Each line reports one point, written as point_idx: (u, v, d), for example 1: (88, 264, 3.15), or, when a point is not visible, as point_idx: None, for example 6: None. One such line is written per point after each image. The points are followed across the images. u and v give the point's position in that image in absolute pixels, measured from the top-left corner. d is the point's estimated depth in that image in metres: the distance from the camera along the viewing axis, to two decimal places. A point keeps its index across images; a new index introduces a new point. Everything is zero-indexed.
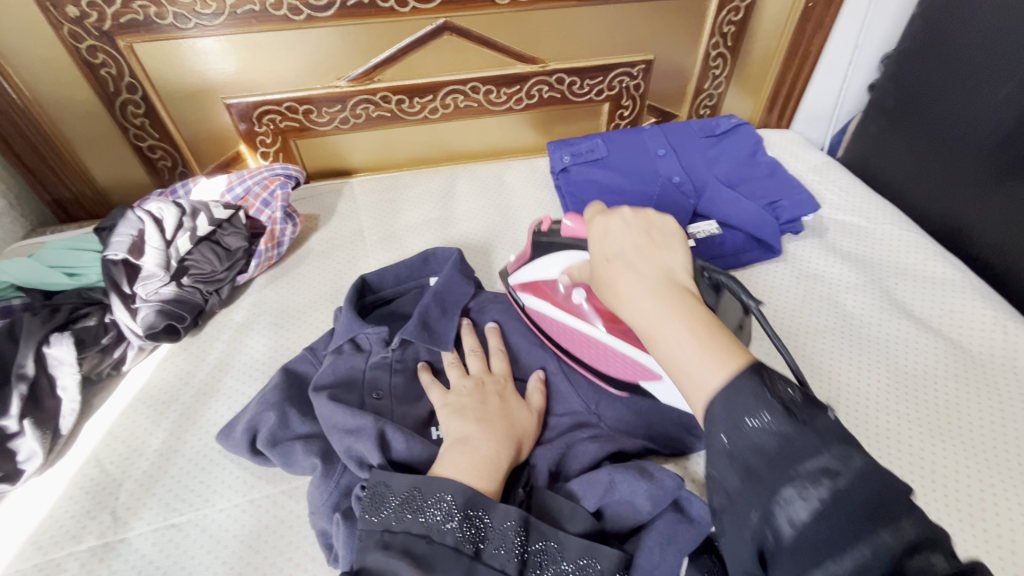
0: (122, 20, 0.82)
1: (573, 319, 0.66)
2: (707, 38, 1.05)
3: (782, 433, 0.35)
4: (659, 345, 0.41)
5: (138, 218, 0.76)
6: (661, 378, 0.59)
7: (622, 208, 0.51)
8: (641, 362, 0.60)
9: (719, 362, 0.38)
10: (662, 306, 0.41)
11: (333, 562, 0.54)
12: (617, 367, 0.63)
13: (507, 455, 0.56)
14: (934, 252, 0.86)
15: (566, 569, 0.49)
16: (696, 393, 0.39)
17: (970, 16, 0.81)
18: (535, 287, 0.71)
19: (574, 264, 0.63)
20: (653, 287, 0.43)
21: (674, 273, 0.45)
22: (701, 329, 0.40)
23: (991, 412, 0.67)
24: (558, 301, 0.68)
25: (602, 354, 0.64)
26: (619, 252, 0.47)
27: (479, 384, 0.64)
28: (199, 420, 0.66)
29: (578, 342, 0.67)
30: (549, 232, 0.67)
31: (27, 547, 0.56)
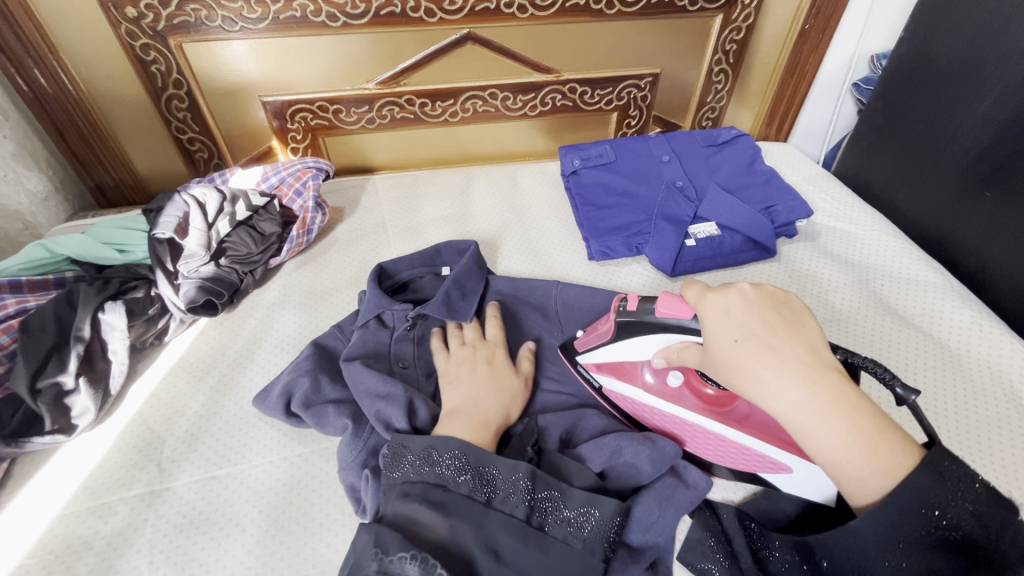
0: (175, 21, 0.89)
1: (670, 405, 0.64)
2: (711, 54, 1.12)
3: (949, 548, 0.41)
4: (812, 435, 0.45)
5: (183, 202, 0.83)
6: (790, 470, 0.56)
7: (738, 284, 0.53)
8: (764, 454, 0.58)
9: (880, 462, 0.44)
10: (814, 400, 0.45)
11: (360, 512, 0.59)
12: (734, 458, 0.61)
13: (495, 418, 0.63)
14: (918, 257, 0.92)
15: (569, 515, 0.54)
16: (859, 491, 0.44)
17: (955, 39, 0.88)
18: (615, 369, 0.68)
19: (674, 347, 0.60)
20: (795, 373, 0.46)
21: (819, 355, 0.48)
22: (866, 432, 0.44)
23: (964, 401, 0.73)
24: (652, 388, 0.66)
25: (712, 443, 0.62)
26: (745, 337, 0.49)
27: (472, 351, 0.71)
28: (236, 387, 0.72)
29: (679, 428, 0.64)
30: (638, 311, 0.63)
31: (81, 492, 0.61)
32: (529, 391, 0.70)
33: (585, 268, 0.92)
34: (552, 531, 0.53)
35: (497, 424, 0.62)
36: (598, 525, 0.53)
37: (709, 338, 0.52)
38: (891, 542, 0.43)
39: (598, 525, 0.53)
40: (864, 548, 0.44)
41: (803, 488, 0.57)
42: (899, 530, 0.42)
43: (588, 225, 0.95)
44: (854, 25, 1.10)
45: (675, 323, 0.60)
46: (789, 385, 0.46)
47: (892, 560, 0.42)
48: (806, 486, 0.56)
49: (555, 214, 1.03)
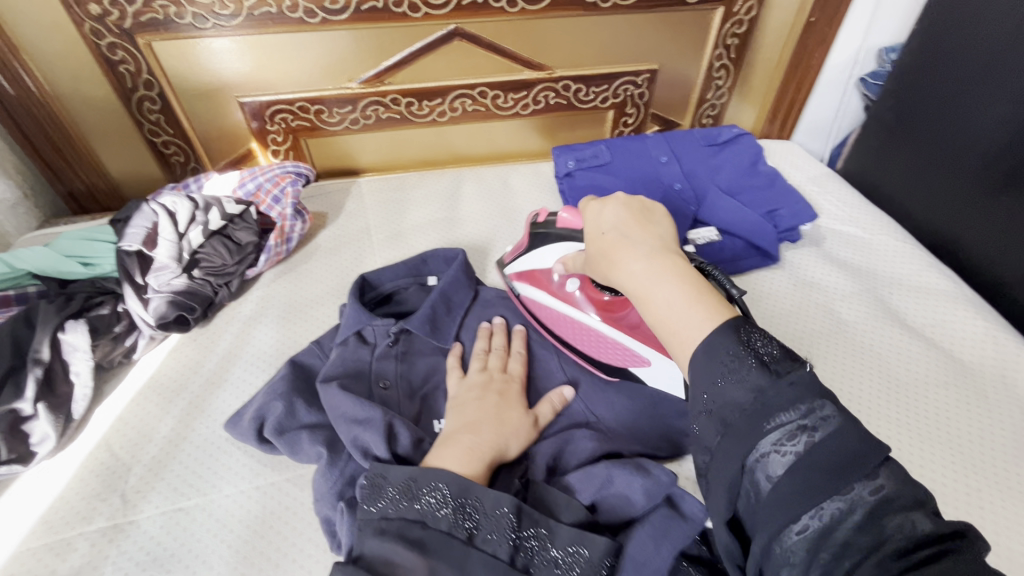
0: (143, 19, 0.84)
1: (568, 307, 0.74)
2: (711, 50, 1.07)
3: (755, 387, 0.38)
4: (651, 304, 0.45)
5: (152, 211, 0.78)
6: (648, 362, 0.67)
7: (617, 194, 0.55)
8: (631, 346, 0.68)
9: (708, 315, 0.42)
10: (655, 268, 0.46)
11: (336, 548, 0.55)
12: (608, 354, 0.70)
13: (490, 447, 0.57)
14: (929, 263, 0.88)
15: (555, 556, 0.50)
16: (683, 342, 0.42)
17: (970, 34, 0.83)
18: (531, 277, 0.78)
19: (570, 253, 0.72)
20: (644, 253, 0.47)
21: (665, 241, 0.49)
22: (689, 292, 0.44)
23: (979, 419, 0.69)
24: (555, 290, 0.75)
25: (596, 341, 0.71)
26: (613, 230, 0.51)
27: (487, 381, 0.66)
28: (207, 409, 0.68)
29: (573, 328, 0.73)
30: (547, 224, 0.76)
31: (39, 526, 0.57)
32: (538, 434, 0.63)
33: None
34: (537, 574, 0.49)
35: (491, 453, 0.57)
36: (587, 567, 0.50)
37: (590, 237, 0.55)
38: (710, 387, 0.39)
39: (587, 566, 0.50)
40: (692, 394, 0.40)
41: (663, 384, 0.67)
42: (710, 373, 0.39)
43: None
44: (860, 17, 1.05)
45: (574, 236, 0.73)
46: (636, 260, 0.47)
47: (710, 398, 0.39)
48: (661, 379, 0.66)
49: None
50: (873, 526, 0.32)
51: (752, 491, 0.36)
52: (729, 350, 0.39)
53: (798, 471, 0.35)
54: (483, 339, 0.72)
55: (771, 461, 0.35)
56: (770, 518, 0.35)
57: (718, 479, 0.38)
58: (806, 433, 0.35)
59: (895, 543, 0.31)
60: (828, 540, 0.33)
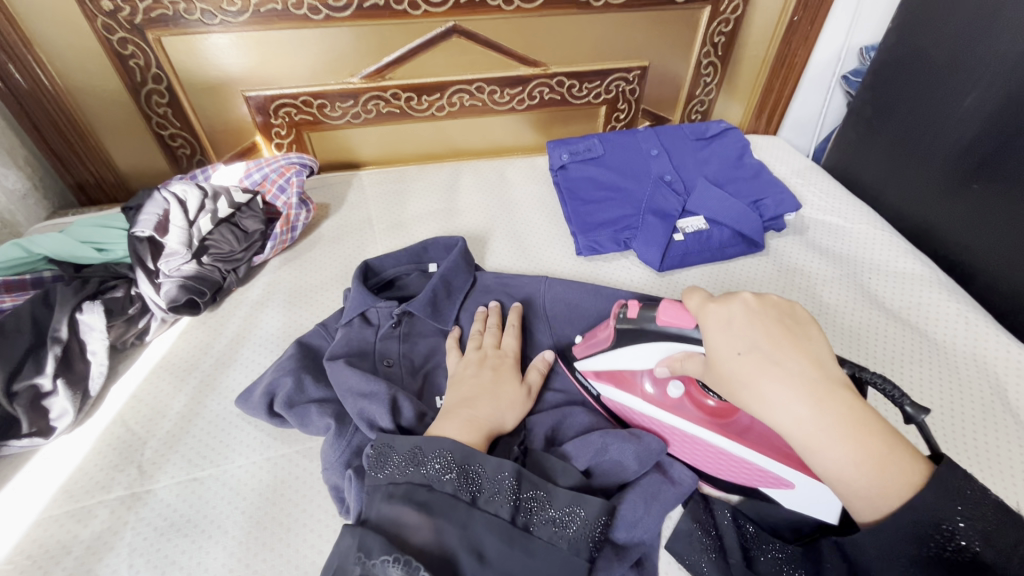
0: (153, 14, 0.87)
1: (668, 415, 0.63)
2: (699, 47, 1.11)
3: (919, 560, 0.40)
4: (819, 455, 0.42)
5: (163, 199, 0.82)
6: (792, 486, 0.55)
7: (738, 292, 0.49)
8: (765, 467, 0.56)
9: (882, 478, 0.41)
10: (825, 418, 0.42)
11: (344, 513, 0.58)
12: (726, 470, 0.60)
13: (490, 420, 0.61)
14: (906, 249, 0.92)
15: (553, 515, 0.53)
16: (864, 509, 0.42)
17: (944, 31, 0.87)
18: (615, 378, 0.66)
19: (676, 355, 0.57)
20: (802, 389, 0.43)
21: (828, 369, 0.44)
22: (875, 446, 0.41)
23: (950, 393, 0.73)
24: (651, 398, 0.64)
25: (708, 454, 0.61)
26: (752, 349, 0.45)
27: (482, 357, 0.69)
28: (219, 386, 0.71)
29: (678, 440, 0.62)
30: (639, 320, 0.61)
31: (60, 495, 0.60)
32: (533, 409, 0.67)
33: (575, 265, 0.91)
34: (537, 532, 0.53)
35: (491, 426, 0.60)
36: (583, 525, 0.53)
37: (709, 352, 0.48)
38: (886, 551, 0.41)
39: (583, 525, 0.53)
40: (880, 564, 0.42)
41: (806, 506, 0.55)
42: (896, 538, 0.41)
43: (576, 220, 0.94)
44: (842, 16, 1.10)
45: (675, 332, 0.57)
46: (796, 402, 0.42)
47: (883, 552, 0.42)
48: (809, 505, 0.55)
49: (544, 208, 1.02)
50: None
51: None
52: (947, 519, 0.40)
53: None
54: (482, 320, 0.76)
55: None
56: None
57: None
58: None
59: None
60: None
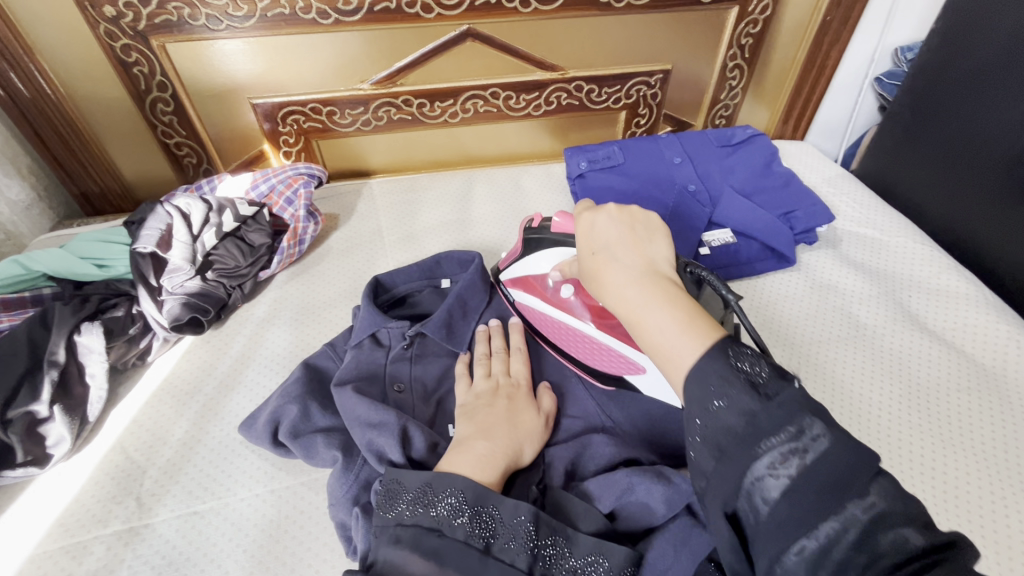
0: (157, 20, 0.84)
1: (560, 313, 0.71)
2: (725, 49, 1.06)
3: (746, 411, 0.36)
4: (641, 327, 0.43)
5: (167, 212, 0.79)
6: (643, 371, 0.64)
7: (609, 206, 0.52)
8: (624, 353, 0.66)
9: (692, 338, 0.40)
10: (645, 293, 0.44)
11: (351, 554, 0.55)
12: (602, 361, 0.68)
13: (506, 455, 0.56)
14: (948, 265, 0.86)
15: (575, 564, 0.49)
16: (675, 370, 0.40)
17: (994, 32, 0.81)
18: (524, 282, 0.75)
19: (563, 259, 0.69)
20: (631, 267, 0.46)
21: (657, 264, 0.47)
22: (682, 314, 0.42)
23: (1004, 426, 0.67)
24: (548, 297, 0.73)
25: (590, 349, 0.69)
26: (602, 246, 0.49)
27: (494, 387, 0.65)
28: (222, 411, 0.68)
29: (565, 334, 0.71)
30: (539, 228, 0.73)
31: (55, 529, 0.57)
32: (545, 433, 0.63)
33: None
34: None
35: (507, 462, 0.56)
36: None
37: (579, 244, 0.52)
38: (700, 413, 0.37)
39: (607, 575, 0.49)
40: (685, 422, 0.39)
41: (658, 392, 0.64)
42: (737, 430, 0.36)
43: None
44: (877, 15, 1.04)
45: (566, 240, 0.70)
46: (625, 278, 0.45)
47: (702, 426, 0.37)
48: (658, 389, 0.64)
49: None
50: (868, 545, 0.31)
51: (750, 513, 0.35)
52: (720, 369, 0.37)
53: (793, 497, 0.33)
54: (483, 341, 0.72)
55: (764, 487, 0.34)
56: (771, 541, 0.33)
57: (715, 498, 0.37)
58: (799, 456, 0.34)
59: (892, 563, 0.30)
60: (827, 560, 0.31)
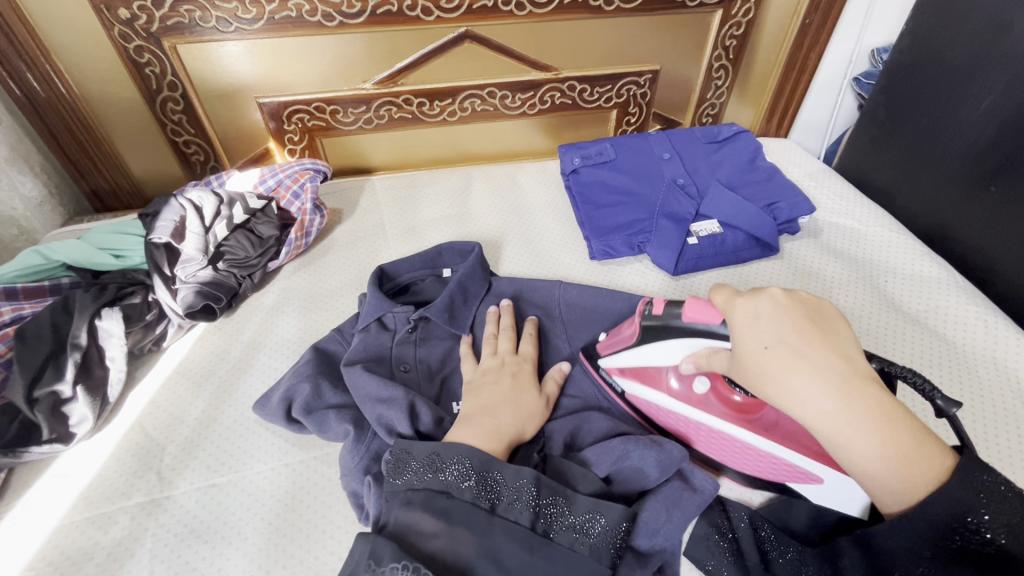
0: (169, 22, 0.88)
1: (693, 411, 0.62)
2: (711, 51, 1.11)
3: (980, 556, 0.39)
4: (846, 450, 0.41)
5: (179, 205, 0.82)
6: (821, 481, 0.55)
7: (769, 287, 0.48)
8: (793, 463, 0.56)
9: (909, 476, 0.40)
10: (850, 410, 0.41)
11: (363, 519, 0.58)
12: (760, 465, 0.59)
13: (509, 430, 0.60)
14: (922, 252, 0.91)
15: (574, 521, 0.53)
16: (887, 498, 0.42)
17: (962, 32, 0.87)
18: (639, 374, 0.65)
19: (701, 351, 0.57)
20: (830, 383, 0.41)
21: (849, 359, 0.43)
22: (900, 440, 0.40)
23: (972, 399, 0.72)
24: (675, 393, 0.63)
25: (738, 452, 0.60)
26: (776, 345, 0.44)
27: (501, 364, 0.69)
28: (236, 393, 0.71)
29: (704, 434, 0.62)
30: (663, 315, 0.61)
31: (80, 501, 0.60)
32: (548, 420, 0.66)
33: (587, 268, 0.91)
34: (557, 538, 0.52)
35: (512, 437, 0.60)
36: (605, 531, 0.53)
37: (738, 343, 0.47)
38: (917, 550, 0.41)
39: (604, 531, 0.53)
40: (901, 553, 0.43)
41: (832, 499, 0.55)
42: (918, 531, 0.41)
43: (589, 224, 0.94)
44: (853, 18, 1.09)
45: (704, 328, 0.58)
46: (820, 394, 0.41)
47: (920, 567, 0.41)
48: (835, 498, 0.55)
49: (556, 213, 1.02)
50: None
51: None
52: (958, 504, 0.40)
53: None
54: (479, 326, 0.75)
55: None
56: None
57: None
58: None
59: None
60: None
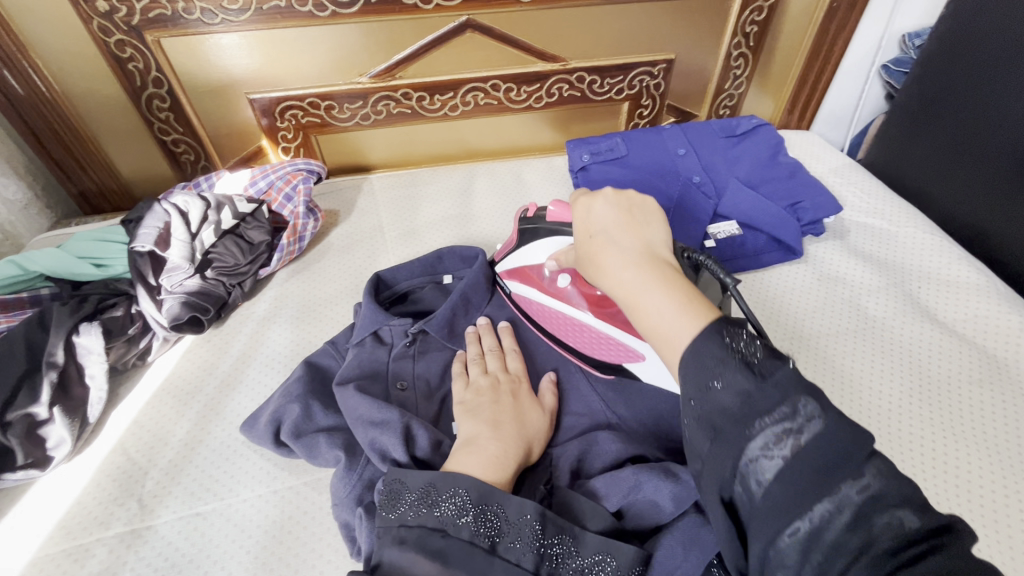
0: (151, 15, 0.83)
1: (558, 302, 0.72)
2: (729, 38, 1.04)
3: (742, 391, 0.36)
4: (642, 311, 0.42)
5: (164, 211, 0.78)
6: (643, 358, 0.64)
7: (606, 189, 0.50)
8: (624, 341, 0.66)
9: (691, 322, 0.40)
10: (643, 277, 0.43)
11: (355, 555, 0.54)
12: (603, 350, 0.68)
13: (517, 455, 0.56)
14: (958, 255, 0.85)
15: (581, 563, 0.49)
16: (669, 350, 0.40)
17: (1006, 16, 0.79)
18: (521, 274, 0.75)
19: (560, 247, 0.70)
20: (632, 255, 0.45)
21: (652, 246, 0.47)
22: (680, 296, 0.42)
23: (1016, 419, 0.66)
24: (546, 287, 0.73)
25: (591, 339, 0.69)
26: (600, 231, 0.48)
27: (495, 383, 0.64)
28: (224, 411, 0.67)
29: (564, 325, 0.72)
30: (534, 218, 0.73)
31: (56, 532, 0.57)
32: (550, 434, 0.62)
33: None
34: None
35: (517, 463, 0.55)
36: (616, 575, 0.48)
37: (574, 233, 0.51)
38: (695, 396, 0.37)
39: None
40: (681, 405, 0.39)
41: (657, 379, 0.64)
42: (697, 381, 0.37)
43: None
44: (884, 2, 1.02)
45: (558, 228, 0.71)
46: (625, 266, 0.44)
47: (698, 406, 0.37)
48: (660, 377, 0.64)
49: None
50: (863, 527, 0.31)
51: (744, 494, 0.35)
52: (714, 348, 0.37)
53: (787, 479, 0.33)
54: (473, 342, 0.70)
55: (761, 467, 0.34)
56: (766, 524, 0.33)
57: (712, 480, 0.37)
58: (793, 435, 0.34)
59: (889, 545, 0.31)
60: (819, 542, 0.32)
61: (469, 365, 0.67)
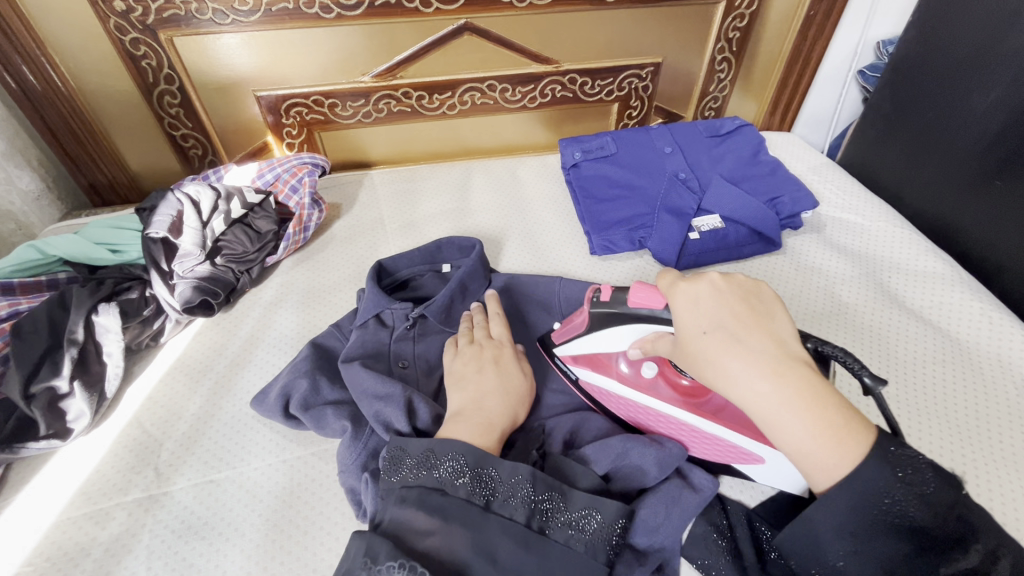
0: (165, 14, 0.87)
1: (642, 395, 0.64)
2: (714, 43, 1.10)
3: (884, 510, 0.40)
4: (779, 431, 0.42)
5: (177, 200, 0.82)
6: (762, 460, 0.57)
7: (709, 273, 0.50)
8: (735, 443, 0.57)
9: (846, 455, 0.41)
10: (782, 393, 0.42)
11: (361, 516, 0.58)
12: (708, 448, 0.60)
13: (500, 422, 0.60)
14: (926, 248, 0.90)
15: (569, 517, 0.53)
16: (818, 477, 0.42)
17: (969, 24, 0.85)
18: (592, 361, 0.67)
19: (647, 337, 0.61)
20: (763, 364, 0.43)
21: (783, 343, 0.45)
22: (832, 423, 0.41)
23: (974, 395, 0.71)
24: (626, 378, 0.65)
25: (692, 437, 0.61)
26: (716, 327, 0.46)
27: (480, 351, 0.68)
28: (235, 388, 0.71)
29: (654, 420, 0.63)
30: (611, 302, 0.63)
31: (77, 497, 0.60)
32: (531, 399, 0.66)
33: (588, 264, 0.90)
34: (553, 535, 0.52)
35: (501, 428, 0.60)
36: (600, 528, 0.52)
37: (682, 330, 0.49)
38: (845, 519, 0.41)
39: (600, 528, 0.52)
40: (811, 523, 0.42)
41: (773, 478, 0.57)
42: (853, 506, 0.40)
43: (590, 219, 0.93)
44: (858, 10, 1.08)
45: (645, 313, 0.61)
46: (758, 376, 0.43)
47: (842, 540, 0.41)
48: (779, 477, 0.57)
49: (556, 208, 1.02)
50: None
51: None
52: (890, 475, 0.40)
53: None
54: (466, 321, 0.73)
55: None
56: None
57: None
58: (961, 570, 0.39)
59: None
60: None
61: (459, 335, 0.71)
